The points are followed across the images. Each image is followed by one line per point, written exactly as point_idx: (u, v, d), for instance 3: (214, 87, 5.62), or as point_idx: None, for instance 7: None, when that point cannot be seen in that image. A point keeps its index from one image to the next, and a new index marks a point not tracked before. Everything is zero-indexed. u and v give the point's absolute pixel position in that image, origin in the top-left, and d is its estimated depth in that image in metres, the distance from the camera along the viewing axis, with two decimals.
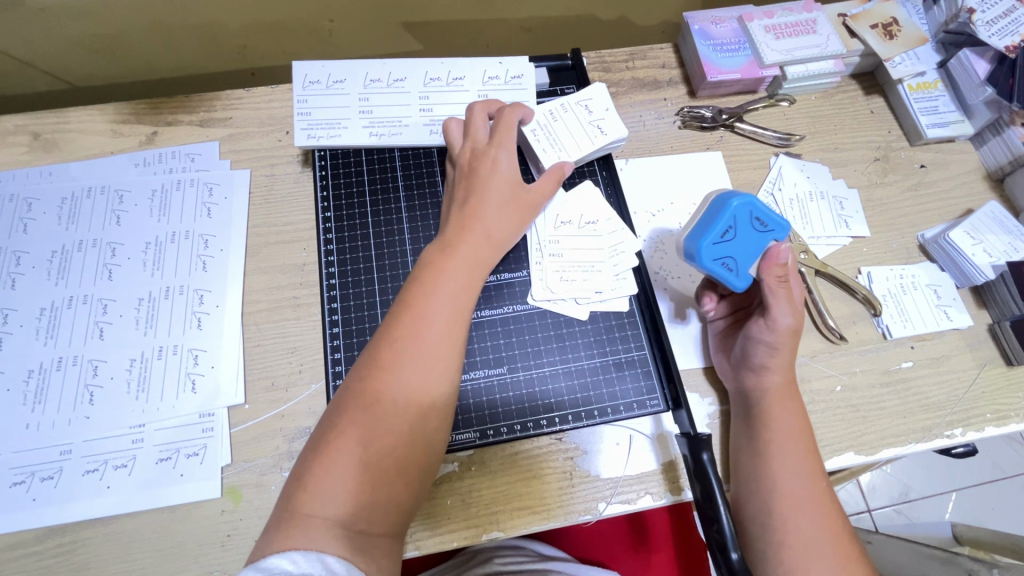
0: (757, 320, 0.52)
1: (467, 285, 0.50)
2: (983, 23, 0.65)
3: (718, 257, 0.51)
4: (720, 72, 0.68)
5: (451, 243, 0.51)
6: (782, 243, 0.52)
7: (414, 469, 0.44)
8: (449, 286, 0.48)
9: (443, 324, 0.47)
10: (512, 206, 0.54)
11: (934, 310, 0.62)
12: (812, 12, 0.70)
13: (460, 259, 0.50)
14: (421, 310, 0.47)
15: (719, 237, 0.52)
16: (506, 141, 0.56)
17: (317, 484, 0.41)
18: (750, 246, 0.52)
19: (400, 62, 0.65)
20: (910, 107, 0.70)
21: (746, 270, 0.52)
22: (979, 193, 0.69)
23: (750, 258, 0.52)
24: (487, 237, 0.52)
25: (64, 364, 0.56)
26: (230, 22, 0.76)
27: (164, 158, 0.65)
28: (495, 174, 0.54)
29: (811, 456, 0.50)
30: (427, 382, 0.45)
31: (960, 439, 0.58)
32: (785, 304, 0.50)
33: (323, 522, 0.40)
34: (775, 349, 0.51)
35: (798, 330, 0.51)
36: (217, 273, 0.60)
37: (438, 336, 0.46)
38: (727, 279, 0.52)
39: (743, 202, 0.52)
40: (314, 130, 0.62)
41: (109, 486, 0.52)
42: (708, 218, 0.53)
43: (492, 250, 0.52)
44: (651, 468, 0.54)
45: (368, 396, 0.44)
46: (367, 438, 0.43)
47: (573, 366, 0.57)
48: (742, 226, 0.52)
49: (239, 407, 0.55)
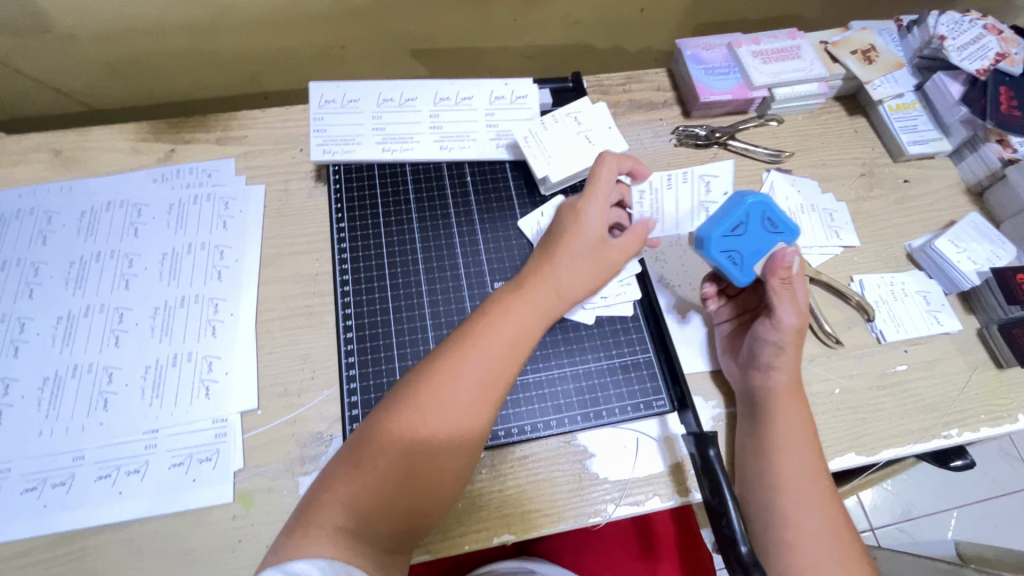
0: (763, 319, 0.54)
1: (526, 334, 0.50)
2: (954, 49, 0.70)
3: (726, 250, 0.55)
4: (712, 93, 0.72)
5: (522, 289, 0.52)
6: (790, 246, 0.55)
7: (434, 495, 0.44)
8: (508, 325, 0.50)
9: (496, 365, 0.48)
10: (591, 264, 0.54)
11: (925, 315, 0.65)
12: (796, 38, 0.75)
13: (527, 307, 0.51)
14: (480, 345, 0.48)
15: (730, 231, 0.55)
16: (598, 197, 0.54)
17: (342, 492, 0.42)
18: (758, 244, 0.55)
19: (411, 83, 0.68)
20: (891, 126, 0.74)
21: (750, 266, 0.55)
22: (960, 205, 0.73)
23: (756, 256, 0.55)
24: (557, 287, 0.53)
25: (79, 372, 0.56)
26: (247, 49, 0.80)
27: (182, 173, 0.67)
28: (586, 232, 0.54)
29: (816, 456, 0.51)
30: (469, 420, 0.46)
31: (957, 439, 0.59)
32: (789, 304, 0.53)
33: (338, 531, 0.40)
34: (782, 348, 0.53)
35: (801, 330, 0.54)
36: (232, 282, 0.62)
37: (484, 368, 0.47)
38: (730, 271, 0.55)
39: (758, 201, 0.55)
40: (329, 146, 0.65)
41: (122, 492, 0.52)
42: (724, 213, 0.56)
43: (557, 307, 0.53)
44: (659, 470, 0.55)
45: (406, 417, 0.45)
46: (397, 458, 0.44)
47: (581, 369, 0.58)
48: (753, 223, 0.55)
49: (253, 412, 0.56)
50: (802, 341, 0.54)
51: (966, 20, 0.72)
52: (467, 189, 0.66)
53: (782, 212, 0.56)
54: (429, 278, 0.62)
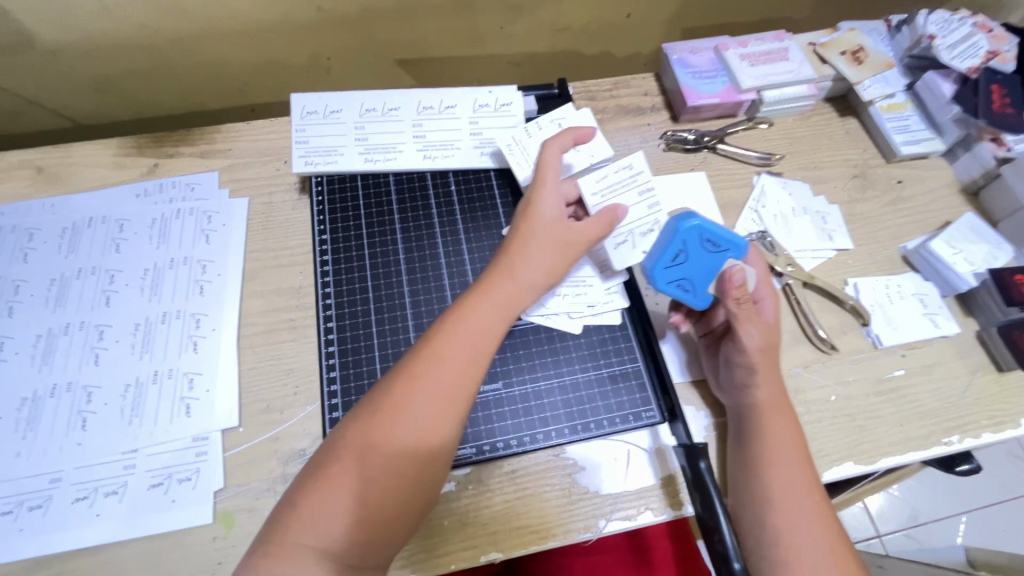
0: (728, 341, 0.53)
1: (490, 331, 0.49)
2: (944, 48, 0.69)
3: (673, 281, 0.52)
4: (700, 97, 0.71)
5: (483, 285, 0.51)
6: (737, 261, 0.51)
7: (403, 513, 0.43)
8: (471, 324, 0.48)
9: (460, 367, 0.46)
10: (553, 253, 0.52)
11: (922, 318, 0.63)
12: (784, 41, 0.75)
13: (491, 303, 0.50)
14: (440, 348, 0.47)
15: (671, 261, 0.52)
16: (548, 187, 0.54)
17: (310, 510, 0.41)
18: (705, 265, 0.52)
19: (394, 92, 0.68)
20: (882, 126, 0.73)
21: (703, 290, 0.53)
22: (955, 206, 0.71)
23: (707, 278, 0.52)
24: (522, 282, 0.51)
25: (59, 391, 0.55)
26: (231, 63, 0.80)
27: (165, 188, 0.67)
28: (541, 220, 0.53)
29: (808, 467, 0.50)
30: (432, 429, 0.44)
31: (958, 446, 0.58)
32: (748, 325, 0.51)
33: (304, 550, 0.39)
34: (751, 369, 0.51)
35: (769, 347, 0.52)
36: (214, 297, 0.61)
37: (449, 370, 0.46)
38: (686, 299, 0.53)
39: (693, 224, 0.51)
40: (312, 157, 0.64)
41: (100, 514, 0.51)
42: (661, 242, 0.53)
43: (521, 300, 0.51)
44: (650, 483, 0.53)
45: (372, 430, 0.43)
46: (363, 472, 0.42)
47: (568, 380, 0.57)
48: (693, 248, 0.51)
49: (234, 430, 0.55)
50: (774, 354, 0.53)
51: (956, 18, 0.71)
52: (451, 199, 0.65)
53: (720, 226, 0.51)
54: (412, 290, 0.61)
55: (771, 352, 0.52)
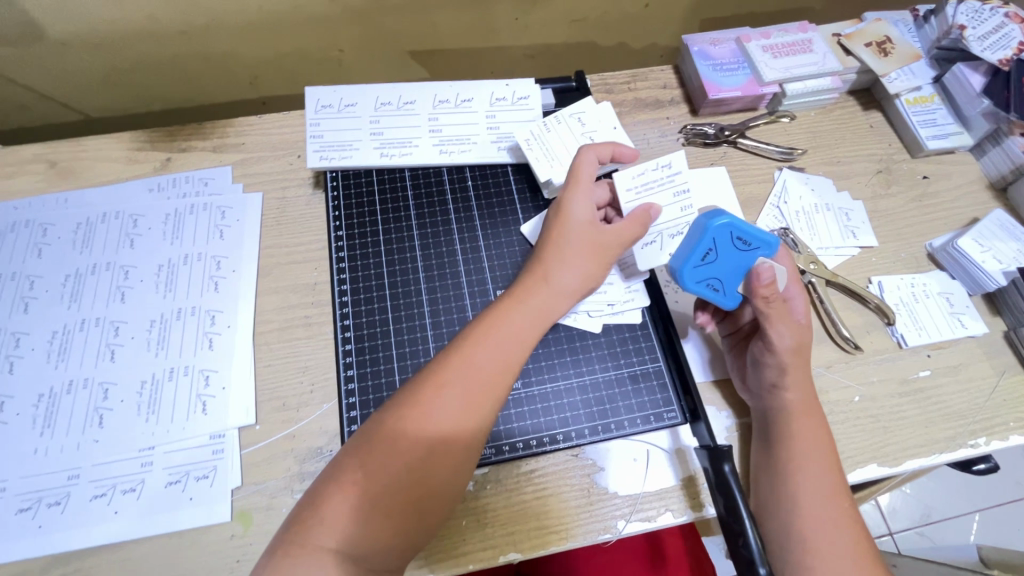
0: (757, 341, 0.52)
1: (520, 339, 0.48)
2: (975, 38, 0.66)
3: (702, 281, 0.51)
4: (721, 89, 0.70)
5: (515, 291, 0.50)
6: (769, 260, 0.50)
7: (422, 518, 0.43)
8: (502, 332, 0.48)
9: (490, 374, 0.46)
10: (588, 257, 0.51)
11: (948, 318, 0.62)
12: (808, 32, 0.73)
13: (524, 311, 0.49)
14: (470, 352, 0.46)
15: (701, 260, 0.51)
16: (579, 191, 0.53)
17: (331, 510, 0.40)
18: (735, 265, 0.51)
19: (410, 85, 0.66)
20: (908, 120, 0.71)
21: (733, 290, 0.51)
22: (983, 202, 0.70)
23: (738, 277, 0.51)
24: (554, 288, 0.50)
25: (75, 387, 0.55)
26: (243, 55, 0.79)
27: (178, 183, 0.66)
28: (575, 224, 0.52)
29: (835, 471, 0.49)
30: (459, 437, 0.44)
31: (985, 449, 0.57)
32: (780, 325, 0.50)
33: (323, 551, 0.39)
34: (782, 370, 0.51)
35: (800, 347, 0.51)
36: (229, 294, 0.60)
37: (480, 378, 0.45)
38: (716, 300, 0.52)
39: (723, 221, 0.49)
40: (326, 152, 0.63)
41: (117, 511, 0.51)
42: (689, 241, 0.52)
43: (552, 309, 0.50)
44: (670, 484, 0.53)
45: (399, 433, 0.43)
46: (386, 474, 0.41)
47: (588, 379, 0.56)
48: (724, 247, 0.50)
49: (250, 427, 0.54)
50: (804, 355, 0.52)
51: (987, 9, 0.68)
52: (467, 194, 0.64)
53: (751, 223, 0.50)
54: (429, 287, 0.60)
55: (800, 353, 0.51)
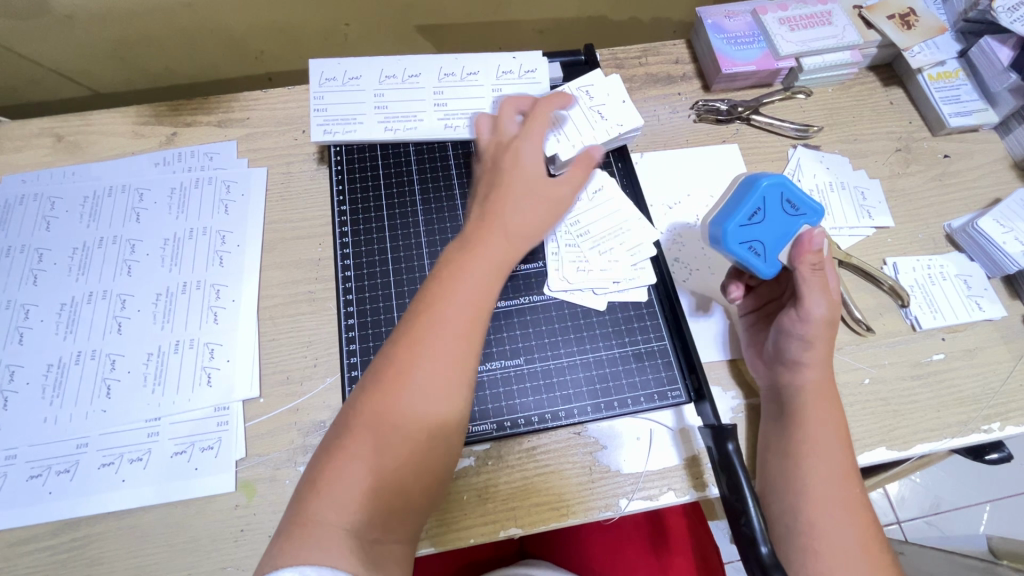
0: (788, 311, 0.50)
1: (488, 286, 0.47)
2: (1004, 10, 0.63)
3: (744, 241, 0.48)
4: (734, 64, 0.68)
5: (471, 241, 0.49)
6: (813, 227, 0.48)
7: (426, 477, 0.43)
8: (468, 284, 0.46)
9: (462, 328, 0.45)
10: (537, 199, 0.51)
11: (964, 301, 0.60)
12: (827, 4, 0.70)
13: (483, 255, 0.48)
14: (440, 311, 0.45)
15: (746, 220, 0.48)
16: (536, 134, 0.54)
17: (329, 484, 0.40)
18: (777, 230, 0.49)
19: (415, 58, 0.65)
20: (931, 97, 0.69)
21: (775, 256, 0.49)
22: (1006, 181, 0.67)
23: (780, 243, 0.49)
24: (512, 232, 0.50)
25: (82, 358, 0.56)
26: (248, 28, 0.78)
27: (183, 157, 0.66)
28: (519, 166, 0.52)
29: (845, 455, 0.48)
30: (443, 390, 0.44)
31: (998, 434, 0.55)
32: (818, 294, 0.47)
33: (329, 526, 0.39)
34: (809, 342, 0.49)
35: (832, 322, 0.48)
36: (233, 268, 0.60)
37: (450, 334, 0.45)
38: (754, 264, 0.49)
39: (774, 181, 0.48)
40: (330, 126, 0.62)
41: (125, 480, 0.52)
42: (734, 201, 0.50)
43: (512, 252, 0.49)
44: (673, 463, 0.52)
45: (385, 399, 0.43)
46: (379, 444, 0.42)
47: (591, 357, 0.55)
48: (772, 207, 0.48)
49: (254, 400, 0.55)
50: (834, 331, 0.49)
51: None
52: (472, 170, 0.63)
53: (801, 190, 0.49)
54: (433, 263, 0.59)
55: (829, 329, 0.49)
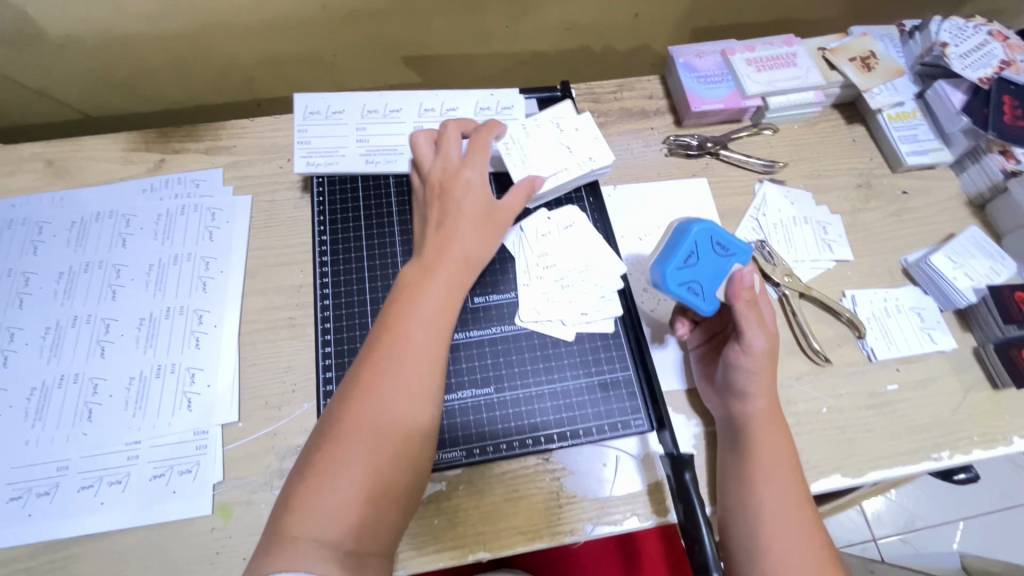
0: (732, 345, 0.53)
1: (447, 304, 0.52)
2: (956, 56, 0.68)
3: (684, 282, 0.51)
4: (704, 102, 0.71)
5: (430, 262, 0.53)
6: (744, 265, 0.52)
7: (402, 489, 0.45)
8: (428, 303, 0.51)
9: (425, 343, 0.49)
10: (485, 226, 0.56)
11: (918, 333, 0.63)
12: (793, 46, 0.74)
13: (441, 275, 0.52)
14: (403, 329, 0.49)
15: (682, 262, 0.52)
16: (480, 162, 0.58)
17: (307, 504, 0.42)
18: (713, 270, 0.52)
19: (397, 93, 0.67)
20: (890, 135, 0.72)
21: (713, 294, 0.52)
22: (960, 218, 0.71)
23: (716, 281, 0.52)
24: (466, 256, 0.54)
25: (65, 382, 0.57)
26: (238, 57, 0.80)
27: (171, 184, 0.68)
28: (469, 194, 0.56)
29: (797, 479, 0.50)
30: (409, 401, 0.47)
31: (948, 462, 0.58)
32: (757, 328, 0.50)
33: (311, 544, 0.40)
34: (753, 373, 0.51)
35: (772, 351, 0.52)
36: (216, 294, 0.62)
37: (415, 348, 0.48)
38: (694, 303, 0.51)
39: (703, 226, 0.52)
40: (313, 157, 0.64)
41: (104, 502, 0.53)
42: (671, 245, 0.53)
43: (467, 271, 0.54)
44: (636, 489, 0.54)
45: (352, 417, 0.45)
46: (352, 460, 0.44)
47: (559, 386, 0.57)
48: (704, 250, 0.52)
49: (233, 424, 0.56)
50: (774, 359, 0.53)
51: (970, 26, 0.70)
52: None
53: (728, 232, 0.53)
54: None
55: (770, 358, 0.52)
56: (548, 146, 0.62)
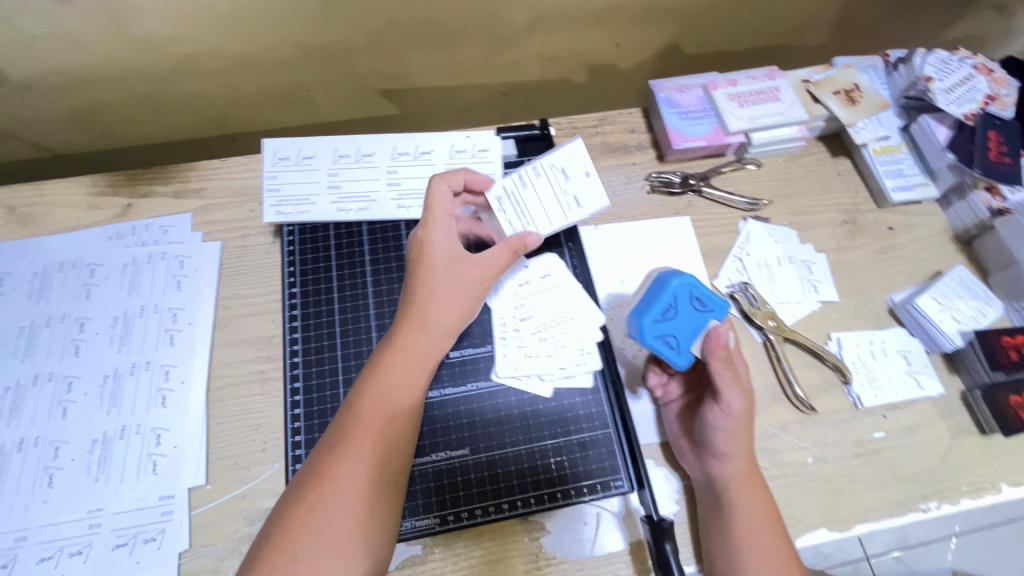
0: (710, 403, 0.52)
1: (435, 339, 0.53)
2: (942, 91, 0.67)
3: (661, 336, 0.50)
4: (685, 139, 0.70)
5: (415, 307, 0.53)
6: (721, 322, 0.50)
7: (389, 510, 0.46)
8: (420, 334, 0.52)
9: (416, 370, 0.51)
10: (464, 296, 0.53)
11: (904, 378, 0.62)
12: (775, 79, 0.72)
13: (430, 313, 0.53)
14: (396, 357, 0.50)
15: (660, 314, 0.50)
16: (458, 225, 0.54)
17: (306, 527, 0.42)
18: (691, 325, 0.50)
19: (369, 136, 0.65)
20: (875, 170, 0.71)
21: (688, 349, 0.50)
22: (947, 254, 0.69)
23: (693, 336, 0.50)
24: (442, 320, 0.53)
25: (25, 445, 0.55)
26: (210, 94, 0.78)
27: (137, 230, 0.66)
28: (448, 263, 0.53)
29: (782, 542, 0.49)
30: (401, 419, 0.49)
31: (935, 513, 0.57)
32: (735, 389, 0.51)
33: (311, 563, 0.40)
34: (731, 434, 0.51)
35: (749, 413, 0.52)
36: (184, 348, 0.60)
37: (406, 374, 0.50)
38: (668, 357, 0.50)
39: (683, 280, 0.50)
40: (282, 206, 0.62)
41: (64, 574, 0.51)
42: (650, 296, 0.52)
43: (449, 324, 0.54)
44: (619, 547, 0.53)
45: (330, 463, 0.45)
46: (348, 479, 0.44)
47: (536, 446, 0.55)
48: (683, 304, 0.50)
49: (200, 487, 0.55)
50: (751, 419, 0.53)
51: (955, 59, 0.69)
52: None
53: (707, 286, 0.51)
54: None
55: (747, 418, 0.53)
56: (550, 198, 0.55)
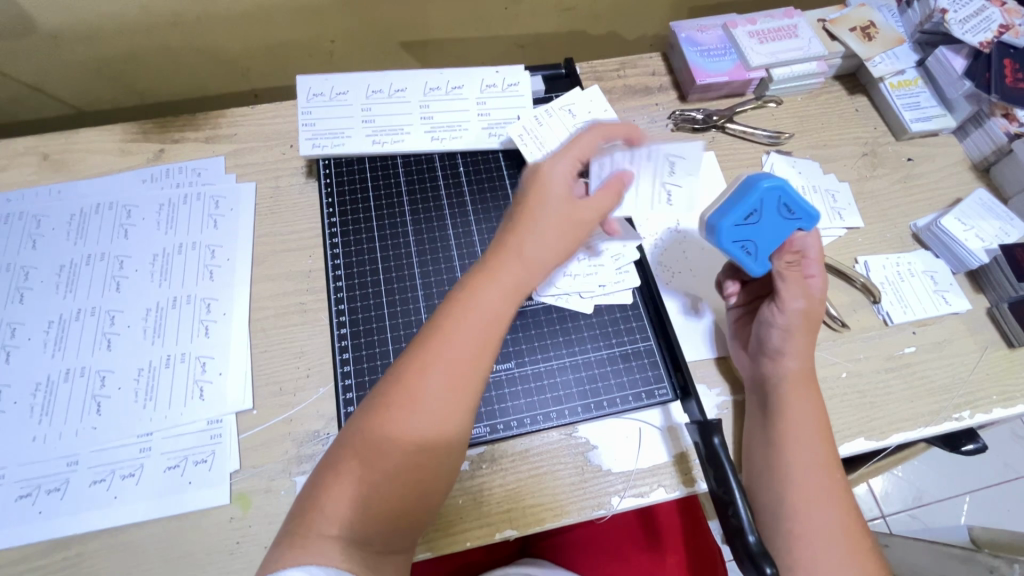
0: (771, 305, 0.53)
1: (498, 313, 0.47)
2: (955, 22, 0.68)
3: (738, 240, 0.51)
4: (708, 75, 0.71)
5: (491, 266, 0.48)
6: (809, 232, 0.51)
7: (421, 498, 0.43)
8: (483, 304, 0.46)
9: (472, 353, 0.45)
10: (561, 232, 0.49)
11: (932, 296, 0.63)
12: (793, 17, 0.74)
13: (497, 285, 0.47)
14: (449, 337, 0.45)
15: (744, 219, 0.50)
16: (569, 155, 0.51)
17: (329, 500, 0.41)
18: (772, 231, 0.51)
19: (401, 73, 0.67)
20: (893, 104, 0.72)
21: (764, 257, 0.51)
22: (966, 182, 0.71)
23: (772, 245, 0.51)
24: (526, 262, 0.48)
25: (72, 375, 0.56)
26: (234, 46, 0.79)
27: (171, 173, 0.67)
28: (551, 195, 0.49)
29: (826, 444, 0.50)
30: (450, 401, 0.44)
31: (969, 422, 0.58)
32: (797, 291, 0.52)
33: (325, 540, 0.39)
34: (789, 331, 0.51)
35: (810, 316, 0.52)
36: (224, 282, 0.61)
37: (461, 352, 0.45)
38: (745, 263, 0.51)
39: (772, 184, 0.50)
40: (319, 139, 0.64)
41: (117, 496, 0.51)
42: (734, 198, 0.51)
43: (531, 282, 0.48)
44: (663, 460, 0.54)
45: (387, 413, 0.43)
46: (375, 464, 0.42)
47: (580, 359, 0.57)
48: (769, 210, 0.50)
49: (248, 412, 0.55)
50: (813, 325, 0.53)
51: None
52: (460, 181, 0.65)
53: (798, 194, 0.51)
54: (423, 271, 0.61)
55: (809, 321, 0.52)
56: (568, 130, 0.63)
